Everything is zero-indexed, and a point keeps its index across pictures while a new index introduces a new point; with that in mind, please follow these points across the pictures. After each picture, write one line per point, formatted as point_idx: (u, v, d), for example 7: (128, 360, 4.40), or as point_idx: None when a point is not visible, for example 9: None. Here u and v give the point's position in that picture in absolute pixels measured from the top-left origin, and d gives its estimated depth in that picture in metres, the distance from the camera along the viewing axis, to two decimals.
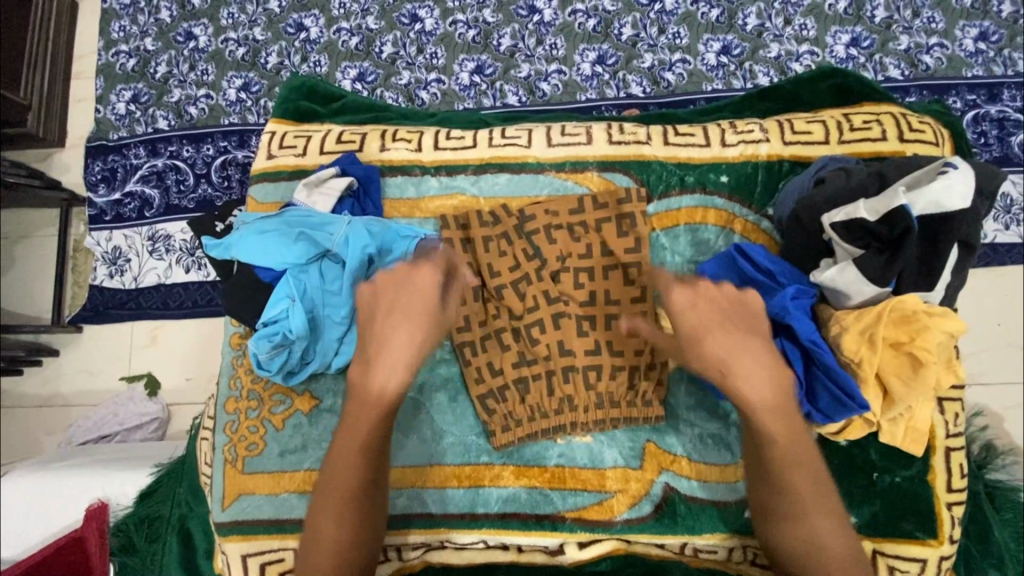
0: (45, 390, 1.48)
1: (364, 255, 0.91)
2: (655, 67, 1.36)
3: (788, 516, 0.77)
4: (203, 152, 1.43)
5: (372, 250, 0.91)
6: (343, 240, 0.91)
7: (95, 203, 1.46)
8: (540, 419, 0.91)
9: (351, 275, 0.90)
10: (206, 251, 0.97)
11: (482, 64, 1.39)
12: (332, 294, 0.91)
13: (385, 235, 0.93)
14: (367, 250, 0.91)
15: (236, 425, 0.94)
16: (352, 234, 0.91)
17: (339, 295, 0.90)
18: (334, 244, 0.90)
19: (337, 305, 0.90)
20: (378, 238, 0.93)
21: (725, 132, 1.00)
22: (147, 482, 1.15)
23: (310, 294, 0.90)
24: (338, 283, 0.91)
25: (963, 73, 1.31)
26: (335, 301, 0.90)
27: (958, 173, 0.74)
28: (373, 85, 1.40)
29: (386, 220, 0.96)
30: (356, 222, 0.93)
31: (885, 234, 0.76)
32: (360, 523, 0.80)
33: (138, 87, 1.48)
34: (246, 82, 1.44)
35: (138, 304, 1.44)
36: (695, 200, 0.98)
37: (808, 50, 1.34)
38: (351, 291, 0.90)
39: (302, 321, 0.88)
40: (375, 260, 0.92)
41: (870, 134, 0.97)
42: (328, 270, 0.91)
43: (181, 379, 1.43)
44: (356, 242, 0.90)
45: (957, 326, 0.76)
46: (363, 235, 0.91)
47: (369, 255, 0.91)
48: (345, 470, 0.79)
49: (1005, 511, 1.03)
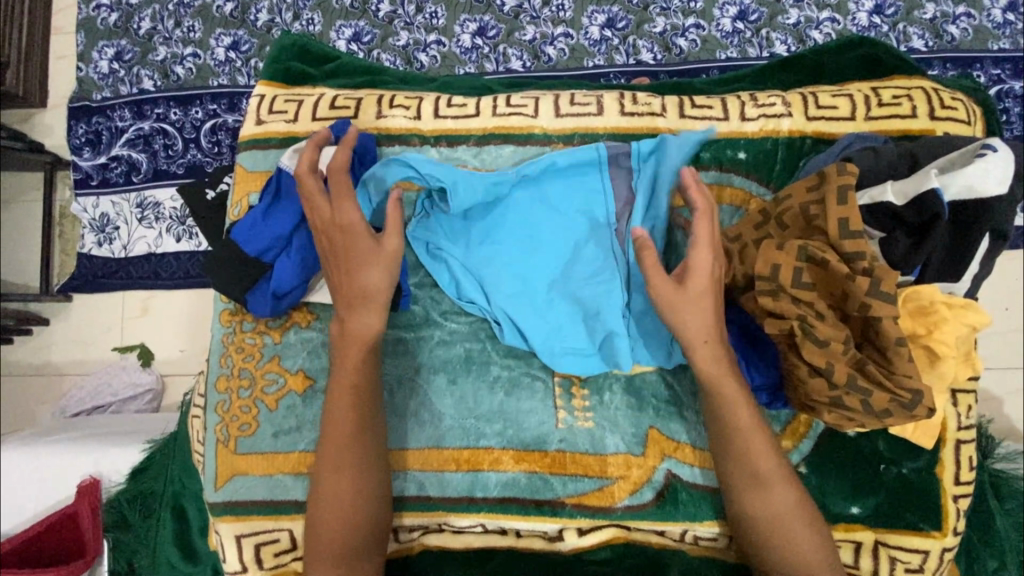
0: (37, 359, 1.45)
1: (546, 213, 0.89)
2: (666, 32, 1.28)
3: (771, 494, 0.78)
4: (192, 115, 1.36)
5: (575, 210, 0.89)
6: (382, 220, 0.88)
7: (80, 167, 1.38)
8: (544, 370, 0.90)
9: (519, 260, 0.89)
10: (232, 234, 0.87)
11: (484, 25, 1.30)
12: (531, 305, 0.88)
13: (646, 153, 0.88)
14: (534, 219, 0.89)
15: (227, 405, 0.91)
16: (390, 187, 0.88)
17: (522, 305, 0.88)
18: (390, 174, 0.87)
19: (539, 318, 0.88)
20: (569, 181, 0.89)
21: (745, 105, 0.94)
22: (140, 457, 1.14)
23: (512, 309, 0.88)
24: (509, 278, 0.88)
25: (990, 46, 1.24)
26: (562, 318, 0.88)
27: (999, 156, 0.69)
28: (369, 46, 1.32)
29: (505, 244, 0.89)
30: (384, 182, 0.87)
31: (912, 220, 0.70)
32: (364, 479, 0.80)
33: (122, 43, 1.38)
34: (235, 40, 1.36)
35: (129, 273, 1.39)
36: (710, 178, 0.93)
37: (829, 17, 1.25)
38: (564, 306, 0.88)
39: (493, 263, 0.89)
40: (592, 213, 0.89)
41: (899, 110, 0.91)
42: (494, 265, 0.89)
43: (174, 351, 1.41)
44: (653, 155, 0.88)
45: (980, 319, 0.73)
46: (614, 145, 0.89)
47: (571, 222, 0.89)
48: (338, 432, 0.79)
49: (1006, 501, 1.03)
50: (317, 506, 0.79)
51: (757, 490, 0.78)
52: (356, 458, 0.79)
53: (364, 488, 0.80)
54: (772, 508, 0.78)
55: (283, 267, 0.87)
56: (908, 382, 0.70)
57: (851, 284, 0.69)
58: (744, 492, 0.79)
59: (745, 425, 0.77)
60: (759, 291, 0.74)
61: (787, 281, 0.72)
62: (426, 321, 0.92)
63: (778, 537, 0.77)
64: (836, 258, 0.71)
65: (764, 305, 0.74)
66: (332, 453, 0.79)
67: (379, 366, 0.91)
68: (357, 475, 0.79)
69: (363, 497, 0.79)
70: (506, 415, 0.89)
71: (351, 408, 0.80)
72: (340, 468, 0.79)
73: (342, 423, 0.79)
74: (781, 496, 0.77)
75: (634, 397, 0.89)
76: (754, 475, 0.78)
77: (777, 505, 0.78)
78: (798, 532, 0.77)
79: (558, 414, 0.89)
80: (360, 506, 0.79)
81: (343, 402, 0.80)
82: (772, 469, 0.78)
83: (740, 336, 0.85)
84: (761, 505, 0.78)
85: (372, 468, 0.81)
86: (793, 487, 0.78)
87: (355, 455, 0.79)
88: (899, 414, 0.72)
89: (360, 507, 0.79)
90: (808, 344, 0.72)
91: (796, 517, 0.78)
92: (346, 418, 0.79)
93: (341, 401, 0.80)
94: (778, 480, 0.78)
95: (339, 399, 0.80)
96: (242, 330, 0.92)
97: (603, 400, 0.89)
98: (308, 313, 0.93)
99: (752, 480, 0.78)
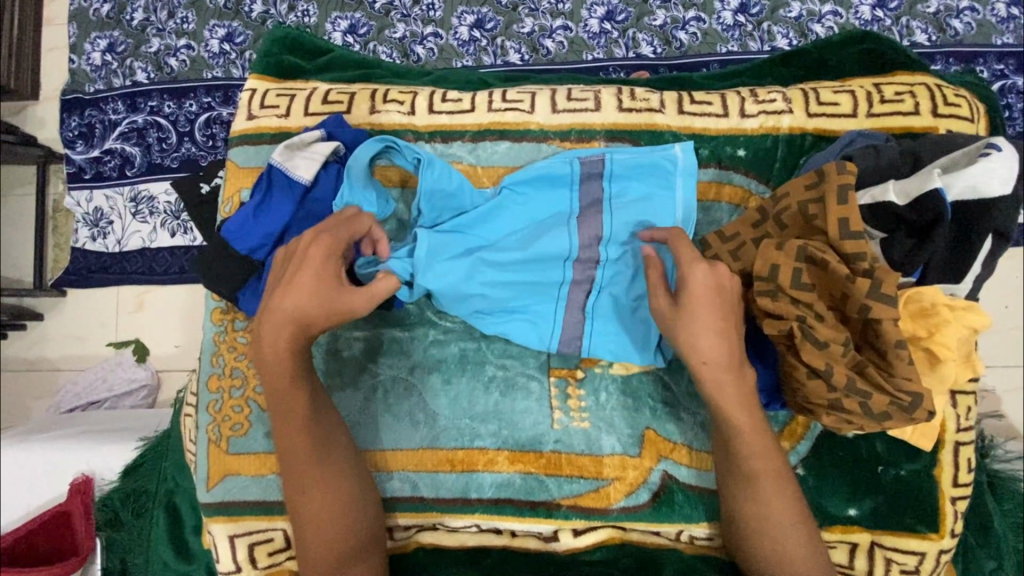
0: (31, 354, 1.44)
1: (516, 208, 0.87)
2: (667, 25, 1.25)
3: (767, 498, 0.76)
4: (185, 108, 1.34)
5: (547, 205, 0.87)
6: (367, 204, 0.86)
7: (73, 161, 1.37)
8: (539, 372, 0.89)
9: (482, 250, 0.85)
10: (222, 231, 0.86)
11: (482, 17, 1.28)
12: (483, 289, 0.84)
13: (637, 161, 0.87)
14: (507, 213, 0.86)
15: (219, 404, 0.90)
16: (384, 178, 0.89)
17: (472, 296, 0.84)
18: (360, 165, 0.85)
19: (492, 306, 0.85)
20: (543, 184, 0.87)
21: (746, 101, 0.92)
22: (134, 455, 1.13)
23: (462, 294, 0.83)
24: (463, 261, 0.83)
25: (993, 40, 1.22)
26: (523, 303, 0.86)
27: (1003, 155, 0.67)
28: (365, 39, 1.30)
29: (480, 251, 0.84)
30: (355, 170, 0.85)
31: (913, 219, 0.69)
32: (337, 485, 0.79)
33: (114, 35, 1.36)
34: (229, 32, 1.33)
35: (123, 268, 1.38)
36: (709, 175, 0.91)
37: (831, 11, 1.23)
38: (532, 299, 0.86)
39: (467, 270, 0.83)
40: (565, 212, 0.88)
41: (902, 107, 0.90)
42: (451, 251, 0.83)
43: (169, 347, 1.40)
44: (641, 163, 0.86)
45: (981, 321, 0.72)
46: (589, 159, 0.87)
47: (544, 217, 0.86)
48: (301, 443, 0.77)
49: (1005, 501, 1.02)
50: (299, 524, 0.78)
51: (753, 494, 0.76)
52: (323, 466, 0.78)
53: (340, 494, 0.79)
54: (768, 512, 0.76)
55: (274, 265, 0.85)
56: (908, 385, 0.70)
57: (850, 285, 0.68)
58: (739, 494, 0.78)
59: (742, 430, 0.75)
60: (757, 291, 0.73)
61: (786, 281, 0.71)
62: (421, 320, 0.91)
63: (774, 544, 0.76)
64: (836, 259, 0.69)
65: (762, 306, 0.73)
66: (301, 465, 0.77)
67: (372, 365, 0.90)
68: (328, 482, 0.78)
69: (340, 502, 0.79)
70: (501, 416, 0.88)
71: (303, 415, 0.77)
72: (311, 478, 0.77)
73: (303, 433, 0.77)
74: (778, 501, 0.76)
75: (631, 397, 0.88)
76: (750, 478, 0.76)
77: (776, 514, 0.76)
78: (794, 536, 0.76)
79: (554, 414, 0.88)
80: (338, 512, 0.78)
81: (298, 412, 0.77)
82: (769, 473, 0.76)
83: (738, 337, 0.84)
84: (757, 511, 0.77)
85: (339, 466, 0.79)
86: (790, 491, 0.76)
87: (319, 461, 0.78)
88: (898, 417, 0.71)
89: (339, 513, 0.78)
90: (806, 346, 0.71)
91: (795, 524, 0.76)
92: (297, 430, 0.77)
93: (296, 411, 0.77)
94: (775, 484, 0.76)
95: (295, 410, 0.77)
96: (234, 329, 0.91)
97: (599, 401, 0.88)
98: None
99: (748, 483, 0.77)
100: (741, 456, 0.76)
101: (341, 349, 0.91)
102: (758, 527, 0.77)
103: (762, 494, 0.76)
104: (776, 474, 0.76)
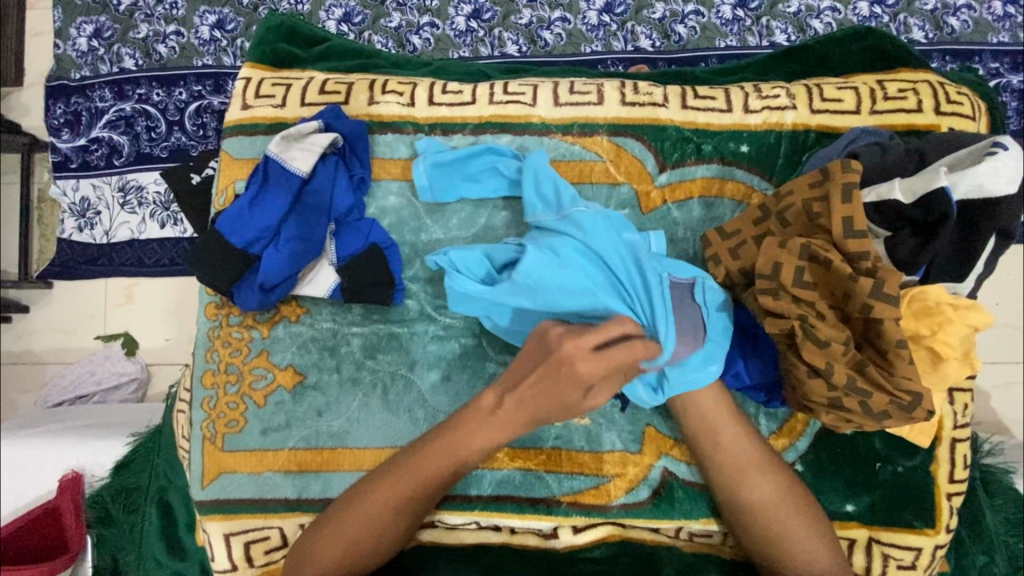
0: (17, 347, 1.41)
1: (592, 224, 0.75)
2: (665, 18, 1.24)
3: (759, 491, 0.77)
4: (175, 96, 1.30)
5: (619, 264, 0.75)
6: (422, 180, 0.89)
7: (58, 149, 1.33)
8: None
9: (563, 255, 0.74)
10: (216, 220, 0.84)
11: (479, 7, 1.26)
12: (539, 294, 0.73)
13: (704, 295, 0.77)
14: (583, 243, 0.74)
15: (214, 401, 0.88)
16: (475, 175, 0.89)
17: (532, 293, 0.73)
18: (429, 150, 0.89)
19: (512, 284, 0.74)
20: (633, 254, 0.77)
21: (750, 96, 0.92)
22: (124, 451, 1.11)
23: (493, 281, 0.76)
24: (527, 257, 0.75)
25: (989, 39, 1.22)
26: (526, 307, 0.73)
27: (1010, 154, 0.67)
28: (360, 28, 1.27)
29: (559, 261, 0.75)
30: (426, 152, 0.89)
31: (920, 219, 0.69)
32: (393, 521, 0.77)
33: (101, 20, 1.32)
34: (220, 19, 1.30)
35: (111, 260, 1.35)
36: (712, 171, 0.90)
37: (830, 7, 1.23)
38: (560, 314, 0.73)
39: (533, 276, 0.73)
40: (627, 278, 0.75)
41: (904, 105, 0.89)
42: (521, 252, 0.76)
43: (160, 340, 1.37)
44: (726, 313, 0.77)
45: (983, 320, 0.71)
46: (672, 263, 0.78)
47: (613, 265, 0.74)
48: (411, 471, 0.77)
49: (996, 497, 1.04)
50: (345, 512, 0.77)
51: (743, 484, 0.77)
52: (407, 501, 0.77)
53: (388, 528, 0.77)
54: (759, 503, 0.77)
55: (271, 259, 0.84)
56: (908, 384, 0.69)
57: (853, 285, 0.68)
58: (733, 488, 0.78)
59: (725, 426, 0.78)
60: (759, 289, 0.73)
61: (788, 280, 0.70)
62: (420, 316, 0.90)
63: (770, 538, 0.77)
64: (839, 258, 0.69)
65: (764, 305, 0.73)
66: (390, 483, 0.77)
67: (370, 362, 0.89)
68: (393, 514, 0.77)
69: (381, 530, 0.77)
70: None
71: (437, 448, 0.76)
72: (385, 495, 0.77)
73: (420, 466, 0.77)
74: (769, 494, 0.77)
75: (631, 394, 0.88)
76: (739, 469, 0.78)
77: (774, 516, 0.76)
78: (785, 531, 0.76)
79: None
80: (374, 534, 0.76)
81: (437, 449, 0.76)
82: (761, 465, 0.78)
83: (737, 332, 0.84)
84: (752, 505, 0.77)
85: (422, 513, 0.79)
86: (784, 485, 0.77)
87: (419, 499, 0.77)
88: (897, 416, 0.71)
89: (375, 537, 0.77)
90: (808, 344, 0.70)
91: (797, 527, 0.76)
92: (429, 463, 0.76)
93: (431, 450, 0.76)
94: (768, 477, 0.77)
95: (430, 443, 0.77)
96: (228, 324, 0.89)
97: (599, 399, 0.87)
98: (297, 307, 0.90)
99: (741, 474, 0.78)
100: (733, 451, 0.78)
101: (339, 346, 0.89)
102: (749, 518, 0.78)
103: (754, 486, 0.77)
104: (765, 467, 0.78)
